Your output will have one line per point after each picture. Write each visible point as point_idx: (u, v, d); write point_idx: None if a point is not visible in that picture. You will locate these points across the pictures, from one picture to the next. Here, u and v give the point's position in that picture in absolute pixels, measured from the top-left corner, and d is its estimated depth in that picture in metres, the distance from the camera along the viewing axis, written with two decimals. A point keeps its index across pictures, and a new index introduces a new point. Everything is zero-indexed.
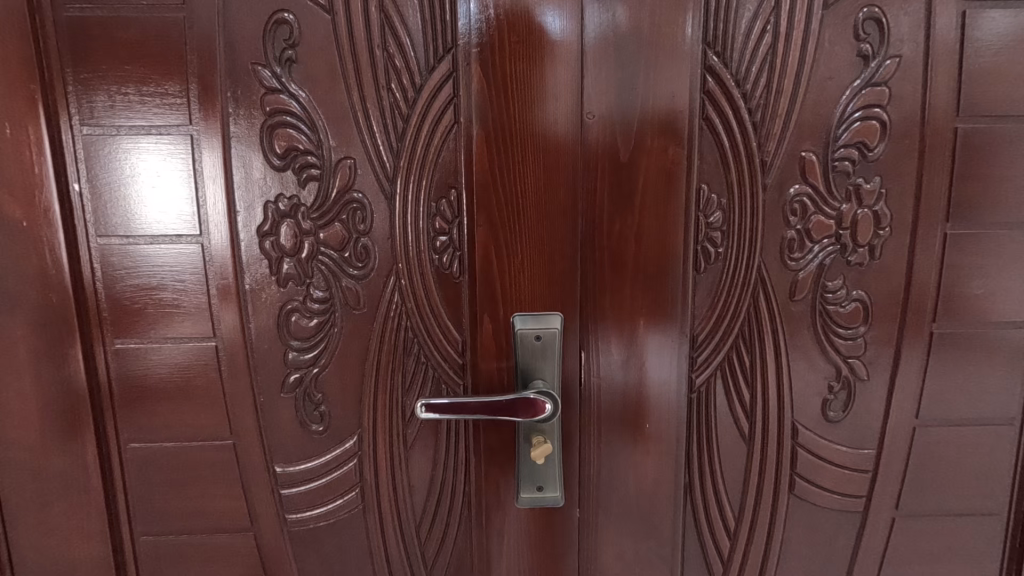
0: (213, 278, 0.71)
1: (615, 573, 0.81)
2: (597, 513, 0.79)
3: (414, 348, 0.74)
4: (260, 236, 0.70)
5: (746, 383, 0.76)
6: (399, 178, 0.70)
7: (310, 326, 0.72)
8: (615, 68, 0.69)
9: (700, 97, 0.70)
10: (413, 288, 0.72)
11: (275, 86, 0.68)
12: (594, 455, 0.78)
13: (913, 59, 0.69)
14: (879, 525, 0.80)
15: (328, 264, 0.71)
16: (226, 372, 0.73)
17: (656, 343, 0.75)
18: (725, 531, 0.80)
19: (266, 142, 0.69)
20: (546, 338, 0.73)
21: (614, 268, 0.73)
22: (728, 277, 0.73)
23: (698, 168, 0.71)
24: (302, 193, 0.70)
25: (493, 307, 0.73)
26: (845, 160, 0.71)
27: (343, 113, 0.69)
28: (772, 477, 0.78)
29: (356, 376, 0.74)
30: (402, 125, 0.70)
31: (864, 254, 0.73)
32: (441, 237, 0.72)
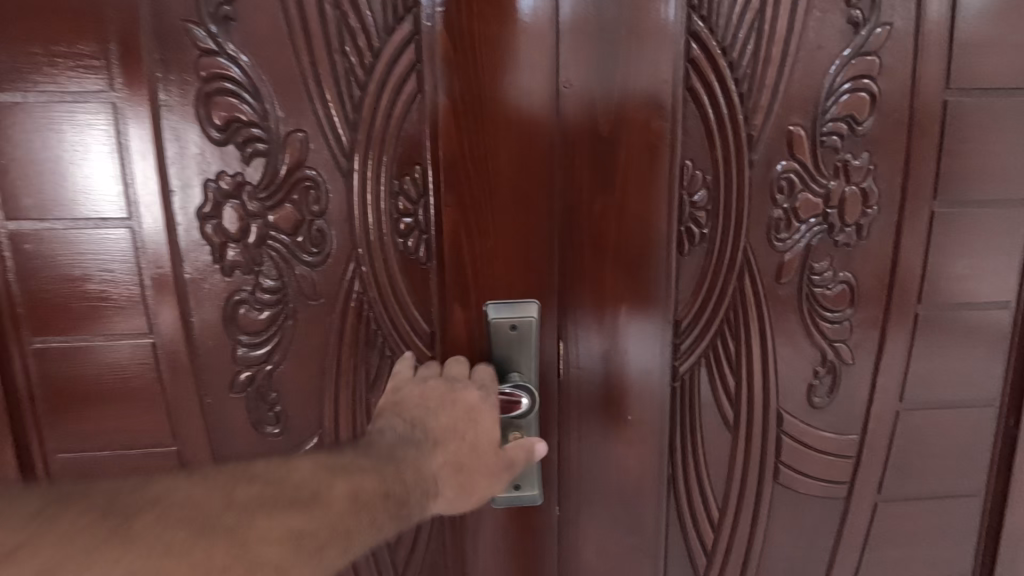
0: (149, 267, 0.63)
1: (596, 570, 0.77)
2: (578, 509, 0.76)
3: (378, 341, 0.68)
4: (199, 219, 0.62)
5: (731, 370, 0.73)
6: (358, 153, 0.63)
7: (261, 319, 0.65)
8: (594, 32, 0.64)
9: (684, 65, 0.65)
10: (376, 276, 0.66)
11: (211, 48, 0.59)
12: (574, 447, 0.74)
13: (904, 27, 0.66)
14: (861, 510, 0.78)
15: (280, 250, 0.64)
16: (167, 371, 0.66)
17: (638, 329, 0.71)
18: (709, 522, 0.77)
19: (202, 111, 0.60)
20: (522, 327, 0.68)
21: (594, 252, 0.69)
22: (713, 260, 0.69)
23: (682, 143, 0.67)
24: (247, 170, 0.62)
25: (464, 295, 0.67)
26: (833, 135, 0.68)
27: (291, 79, 0.61)
28: (757, 466, 0.76)
29: (315, 373, 0.68)
30: (359, 94, 0.63)
31: (851, 233, 0.70)
32: (406, 219, 0.65)
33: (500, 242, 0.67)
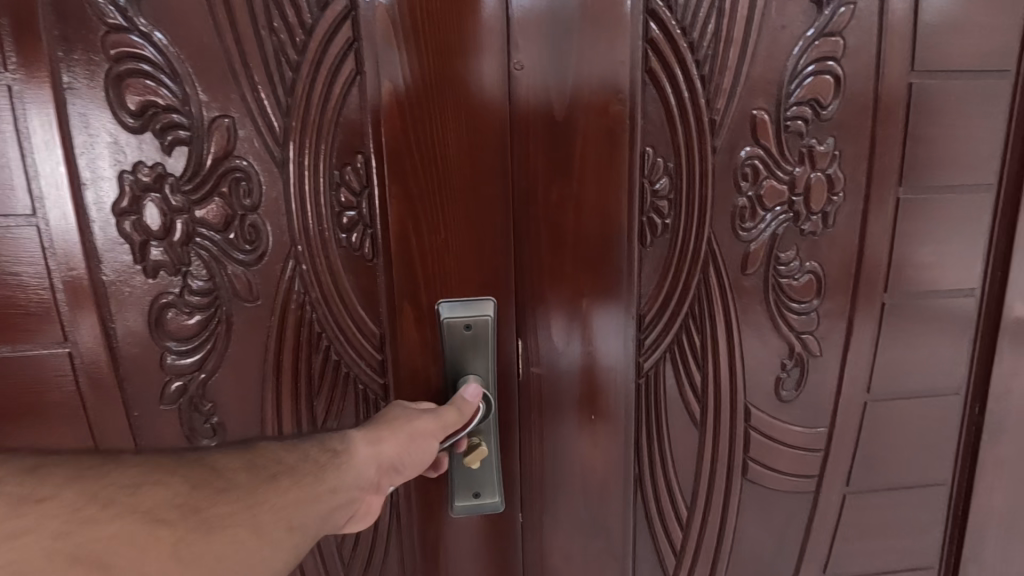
0: (60, 268, 0.58)
1: None
2: (541, 514, 0.73)
3: (323, 345, 0.63)
4: (118, 215, 0.58)
5: (697, 365, 0.70)
6: (292, 142, 0.59)
7: (191, 323, 0.61)
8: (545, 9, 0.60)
9: (643, 46, 0.62)
10: (317, 275, 0.62)
11: (121, 24, 0.55)
12: (538, 450, 0.71)
13: (868, 7, 0.63)
14: (830, 503, 0.77)
15: (208, 248, 0.60)
16: (90, 381, 0.61)
17: (601, 325, 0.67)
18: (677, 522, 0.75)
19: (114, 95, 0.56)
20: (477, 327, 0.64)
21: (552, 245, 0.65)
22: (677, 251, 0.66)
23: (642, 128, 0.63)
24: (169, 161, 0.58)
25: (414, 292, 0.63)
26: (797, 119, 0.65)
27: (215, 62, 0.56)
28: (725, 463, 0.74)
29: (254, 381, 0.63)
30: (293, 77, 0.58)
31: (817, 222, 0.68)
32: (348, 214, 0.61)
33: (452, 236, 0.63)
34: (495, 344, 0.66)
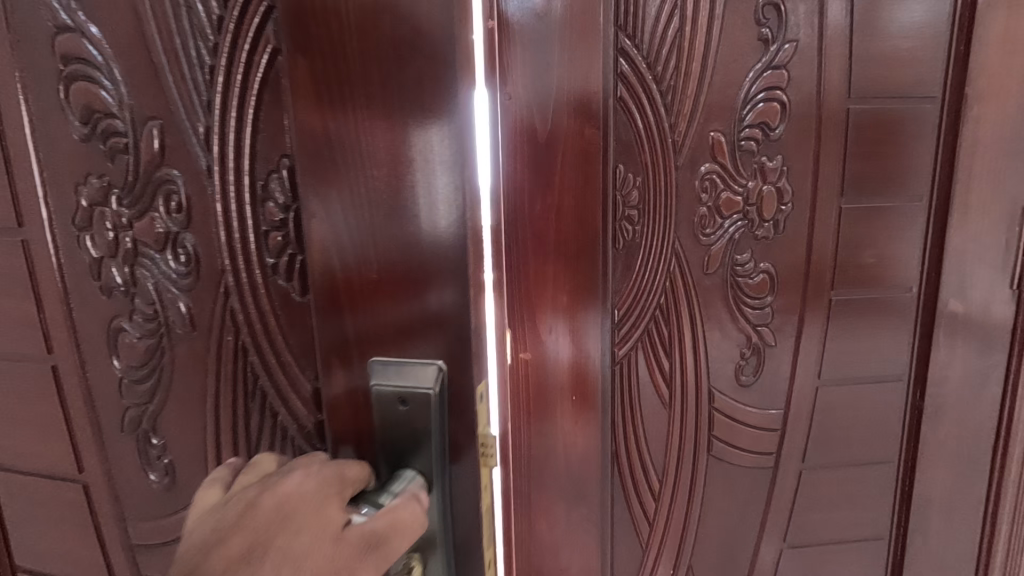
0: (50, 287, 0.71)
1: (549, 539, 0.85)
2: (529, 483, 0.83)
3: (230, 366, 0.65)
4: (82, 229, 0.67)
5: (665, 353, 0.80)
6: (214, 144, 0.59)
7: (140, 348, 0.68)
8: (526, 49, 0.71)
9: (615, 78, 0.72)
10: (250, 314, 0.63)
11: (67, 23, 0.59)
12: (525, 429, 0.82)
13: (809, 44, 0.73)
14: (788, 477, 0.86)
15: (155, 271, 0.65)
16: (70, 394, 0.74)
17: (580, 318, 0.78)
18: (650, 493, 0.84)
19: (72, 100, 0.62)
20: (414, 403, 0.51)
21: (536, 248, 0.76)
22: (645, 252, 0.77)
23: (614, 148, 0.74)
24: (116, 175, 0.63)
25: (336, 327, 0.52)
26: (749, 141, 0.75)
27: (151, 72, 0.58)
28: (691, 440, 0.83)
29: (197, 411, 0.68)
30: (210, 60, 0.57)
31: (769, 228, 0.78)
32: (247, 235, 0.60)
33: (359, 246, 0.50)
34: (442, 412, 0.51)
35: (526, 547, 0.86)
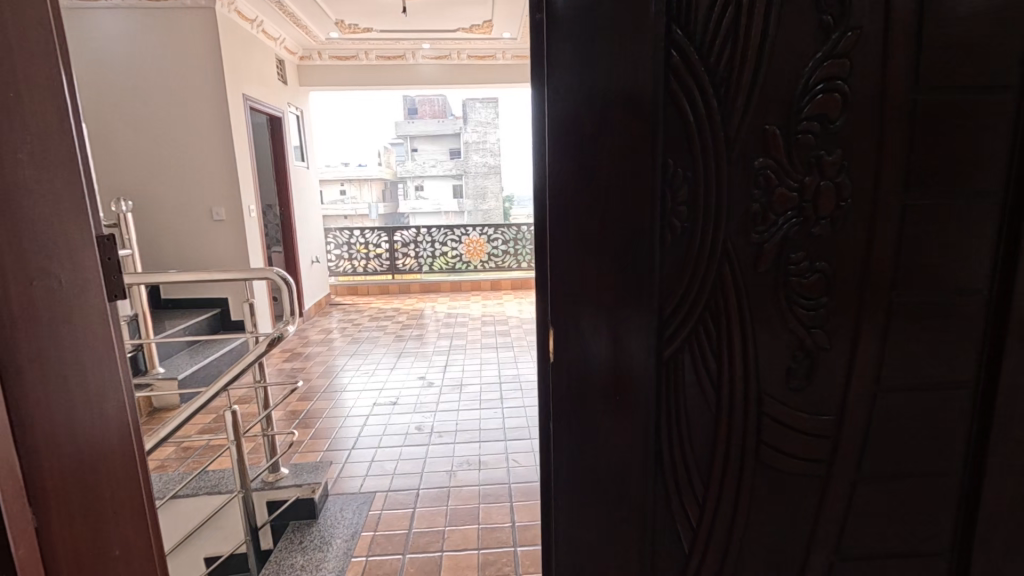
0: None
1: (589, 545, 0.82)
2: (570, 487, 0.81)
3: None
4: None
5: (713, 354, 0.78)
6: None
7: None
8: (575, 39, 0.68)
9: (666, 70, 0.70)
10: None
11: None
12: (567, 431, 0.80)
13: (872, 31, 0.70)
14: (840, 488, 0.83)
15: None
16: None
17: (627, 317, 0.75)
18: (693, 498, 0.82)
19: None
20: None
21: (584, 244, 0.73)
22: (694, 250, 0.74)
23: (664, 143, 0.72)
24: None
25: None
26: (807, 134, 0.72)
27: None
28: (739, 445, 0.81)
29: None
30: None
31: (826, 226, 0.74)
32: None
33: None
34: None
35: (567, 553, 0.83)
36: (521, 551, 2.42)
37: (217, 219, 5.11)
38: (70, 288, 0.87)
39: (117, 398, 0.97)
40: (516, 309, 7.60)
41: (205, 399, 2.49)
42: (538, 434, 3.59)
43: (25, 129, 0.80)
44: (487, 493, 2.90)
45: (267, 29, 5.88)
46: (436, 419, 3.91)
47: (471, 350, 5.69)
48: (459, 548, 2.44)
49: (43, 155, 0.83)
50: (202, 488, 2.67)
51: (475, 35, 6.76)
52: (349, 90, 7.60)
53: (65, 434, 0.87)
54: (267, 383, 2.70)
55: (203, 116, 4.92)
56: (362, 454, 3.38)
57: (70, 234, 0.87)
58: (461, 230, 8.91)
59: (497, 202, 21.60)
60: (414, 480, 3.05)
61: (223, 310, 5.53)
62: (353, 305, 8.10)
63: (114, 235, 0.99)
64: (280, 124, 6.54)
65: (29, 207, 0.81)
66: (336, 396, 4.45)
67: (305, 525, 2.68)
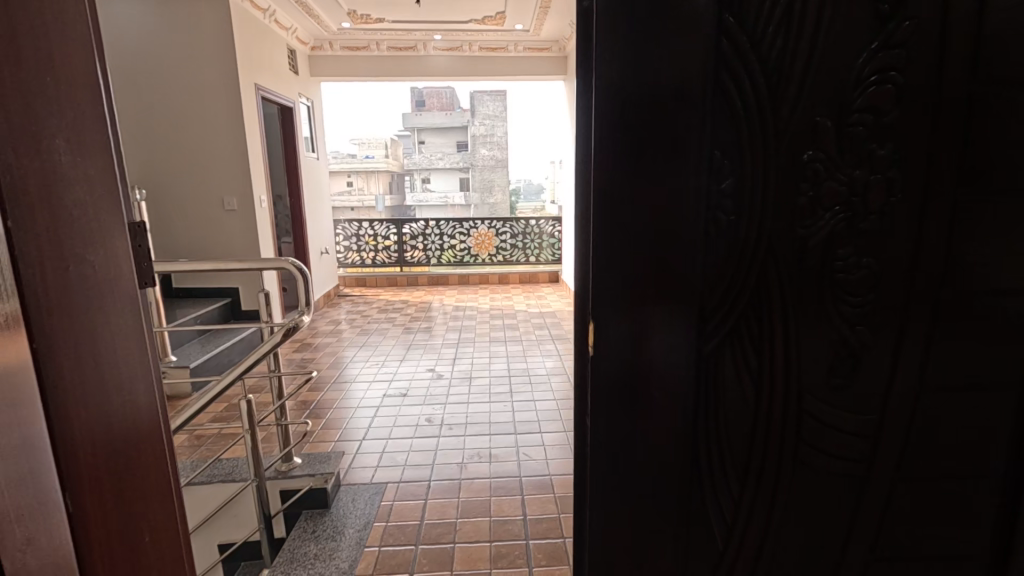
0: None
1: (623, 541, 0.82)
2: (605, 483, 0.80)
3: None
4: None
5: (754, 351, 0.77)
6: None
7: None
8: (629, 26, 0.66)
9: (717, 62, 0.68)
10: None
11: None
12: (605, 428, 0.78)
13: (929, 20, 0.68)
14: (878, 489, 0.81)
15: None
16: None
17: (669, 313, 0.74)
18: (729, 496, 0.81)
19: None
20: None
21: (629, 238, 0.72)
22: (738, 245, 0.73)
23: (715, 136, 0.70)
24: None
25: None
26: (858, 126, 0.70)
27: None
28: (776, 443, 0.79)
29: None
30: None
31: (873, 220, 0.73)
32: None
33: None
34: None
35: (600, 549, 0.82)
36: (533, 544, 2.43)
37: (229, 209, 5.12)
38: (102, 272, 0.87)
39: (146, 385, 0.98)
40: (524, 303, 7.59)
41: (219, 387, 2.50)
42: (548, 428, 3.59)
43: (66, 116, 0.81)
44: (498, 486, 2.90)
45: (279, 19, 5.87)
46: (446, 411, 3.91)
47: (479, 343, 5.69)
48: (470, 540, 2.45)
49: (79, 143, 0.83)
50: (216, 476, 2.69)
51: (487, 27, 6.72)
52: (360, 81, 7.58)
53: (104, 422, 0.87)
54: (281, 373, 2.71)
55: (216, 105, 4.92)
56: (373, 444, 3.40)
57: (102, 222, 0.88)
58: (469, 222, 8.90)
59: (504, 195, 21.55)
60: (425, 471, 3.06)
61: (234, 300, 5.56)
62: (361, 297, 8.13)
63: (145, 222, 1.01)
64: (291, 115, 6.55)
65: (66, 193, 0.81)
66: (346, 386, 4.47)
67: (317, 515, 2.68)
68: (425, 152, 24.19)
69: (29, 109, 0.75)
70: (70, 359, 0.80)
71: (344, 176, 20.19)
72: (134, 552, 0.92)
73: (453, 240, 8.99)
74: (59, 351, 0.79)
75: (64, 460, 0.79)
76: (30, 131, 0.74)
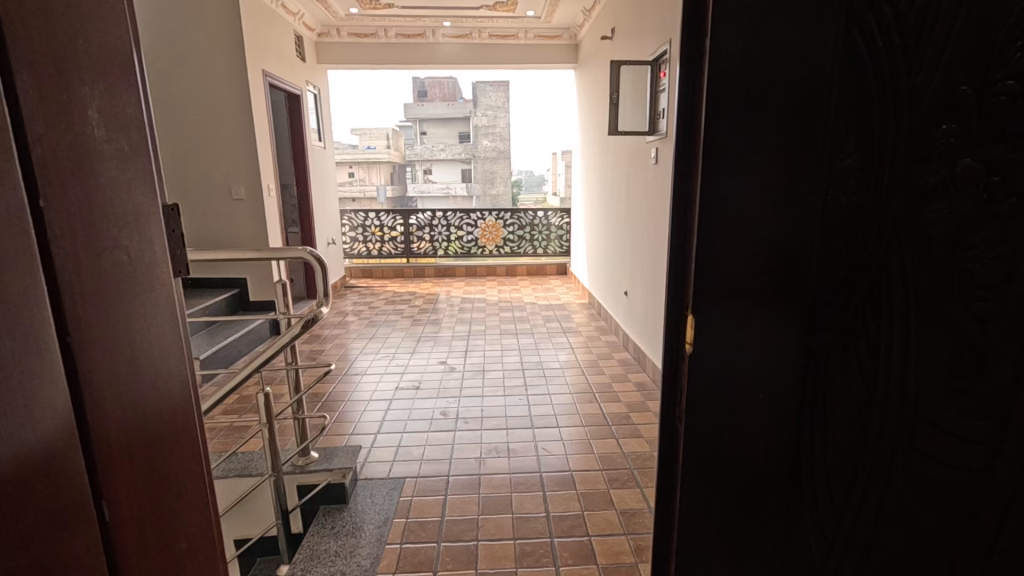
0: None
1: (725, 503, 0.90)
2: (710, 450, 0.88)
3: None
4: None
5: (870, 333, 0.81)
6: None
7: None
8: (750, 31, 0.74)
9: (840, 60, 0.74)
10: None
11: None
12: (712, 399, 0.86)
13: None
14: (999, 483, 0.82)
15: None
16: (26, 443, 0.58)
17: (782, 291, 0.80)
18: (837, 472, 0.86)
19: None
20: None
21: (745, 229, 0.79)
22: (854, 230, 0.78)
23: (833, 131, 0.76)
24: None
25: None
26: (1001, 102, 0.72)
27: None
28: (892, 426, 0.83)
29: None
30: None
31: (1011, 204, 0.74)
32: None
33: None
34: None
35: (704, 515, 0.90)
36: (558, 542, 2.37)
37: (237, 198, 5.03)
38: (137, 258, 0.80)
39: (182, 380, 0.91)
40: (532, 296, 7.51)
41: (236, 380, 2.44)
42: (566, 422, 3.52)
43: (100, 84, 0.73)
44: (518, 482, 2.84)
45: (286, 3, 5.74)
46: (460, 405, 3.84)
47: (489, 335, 5.62)
48: (493, 538, 2.39)
49: (112, 115, 0.75)
50: (233, 470, 2.63)
51: (498, 13, 6.58)
52: (367, 69, 7.45)
53: (140, 422, 0.80)
54: (298, 365, 2.63)
55: (223, 92, 4.81)
56: (388, 439, 3.34)
57: (139, 204, 0.81)
58: (477, 213, 8.80)
59: (507, 186, 21.43)
60: (444, 466, 3.01)
61: (242, 290, 5.49)
62: (368, 288, 8.05)
63: (178, 206, 0.93)
64: (298, 103, 6.44)
65: (99, 170, 0.73)
66: (357, 379, 4.40)
67: (335, 511, 2.62)
68: (428, 142, 24.02)
69: (62, 74, 0.67)
70: (104, 352, 0.73)
71: (347, 168, 20.30)
72: (168, 560, 0.85)
73: (459, 231, 8.90)
74: (96, 345, 0.71)
75: (103, 462, 0.72)
76: (62, 98, 0.66)
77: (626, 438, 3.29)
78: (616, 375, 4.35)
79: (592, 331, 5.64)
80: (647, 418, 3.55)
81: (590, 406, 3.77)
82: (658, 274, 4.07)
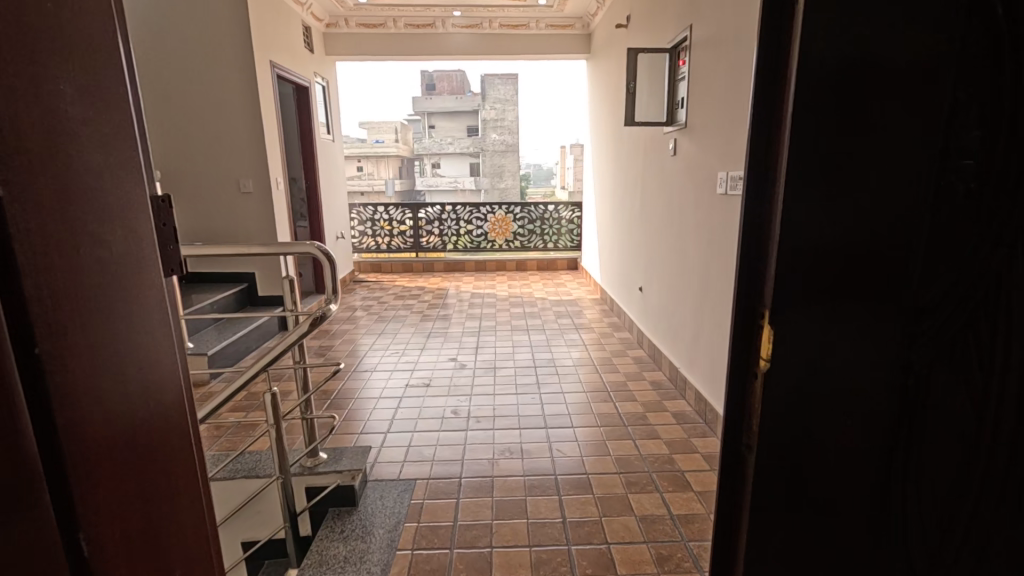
0: None
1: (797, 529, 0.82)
2: (786, 471, 0.79)
3: None
4: None
5: (976, 345, 0.72)
6: None
7: None
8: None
9: (967, 20, 0.63)
10: None
11: None
12: (792, 417, 0.77)
13: None
14: None
15: None
16: None
17: (880, 297, 0.71)
18: (926, 496, 0.79)
19: None
20: None
21: (841, 227, 0.69)
22: (961, 228, 0.69)
23: (950, 111, 0.66)
24: None
25: None
26: None
27: None
28: (991, 447, 0.75)
29: None
30: None
31: None
32: None
33: None
34: None
35: (776, 539, 0.83)
36: (575, 549, 2.27)
37: (245, 191, 4.95)
38: (125, 252, 0.71)
39: (177, 389, 0.82)
40: (543, 291, 7.40)
41: (242, 379, 2.37)
42: (580, 422, 3.42)
43: (77, 55, 0.63)
44: (533, 484, 2.75)
45: None
46: (472, 403, 3.75)
47: (500, 331, 5.53)
48: (507, 544, 2.31)
49: (92, 90, 0.65)
50: (239, 471, 2.56)
51: (509, 2, 6.43)
52: (375, 60, 7.34)
53: (129, 436, 0.71)
54: (307, 364, 2.56)
55: (230, 83, 4.73)
56: (398, 438, 3.26)
57: (126, 191, 0.71)
58: (486, 207, 8.69)
59: (516, 180, 21.27)
60: (456, 467, 2.93)
61: (250, 285, 5.43)
62: (377, 282, 7.99)
63: (169, 197, 0.84)
64: (306, 95, 6.34)
65: (78, 154, 0.63)
66: (367, 376, 4.33)
67: (345, 513, 2.55)
68: (436, 136, 23.93)
69: (30, 40, 0.57)
70: (85, 359, 0.63)
71: (355, 163, 20.57)
72: None
73: (469, 225, 8.79)
74: (72, 350, 0.62)
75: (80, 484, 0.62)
76: (30, 69, 0.57)
77: (643, 439, 3.19)
78: (631, 373, 4.23)
79: (605, 327, 5.52)
80: (664, 418, 3.44)
81: (605, 405, 3.66)
82: (675, 269, 3.94)
